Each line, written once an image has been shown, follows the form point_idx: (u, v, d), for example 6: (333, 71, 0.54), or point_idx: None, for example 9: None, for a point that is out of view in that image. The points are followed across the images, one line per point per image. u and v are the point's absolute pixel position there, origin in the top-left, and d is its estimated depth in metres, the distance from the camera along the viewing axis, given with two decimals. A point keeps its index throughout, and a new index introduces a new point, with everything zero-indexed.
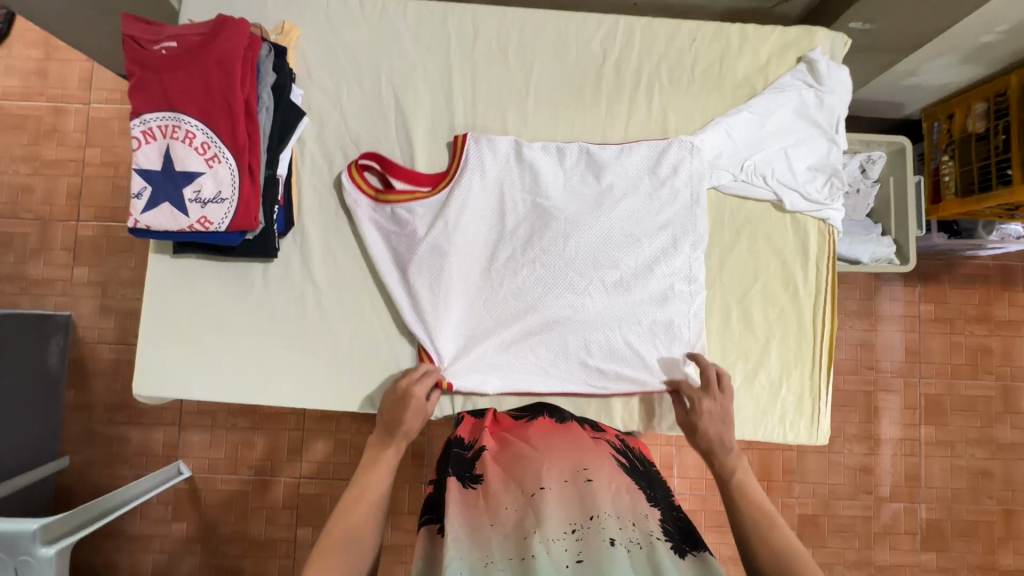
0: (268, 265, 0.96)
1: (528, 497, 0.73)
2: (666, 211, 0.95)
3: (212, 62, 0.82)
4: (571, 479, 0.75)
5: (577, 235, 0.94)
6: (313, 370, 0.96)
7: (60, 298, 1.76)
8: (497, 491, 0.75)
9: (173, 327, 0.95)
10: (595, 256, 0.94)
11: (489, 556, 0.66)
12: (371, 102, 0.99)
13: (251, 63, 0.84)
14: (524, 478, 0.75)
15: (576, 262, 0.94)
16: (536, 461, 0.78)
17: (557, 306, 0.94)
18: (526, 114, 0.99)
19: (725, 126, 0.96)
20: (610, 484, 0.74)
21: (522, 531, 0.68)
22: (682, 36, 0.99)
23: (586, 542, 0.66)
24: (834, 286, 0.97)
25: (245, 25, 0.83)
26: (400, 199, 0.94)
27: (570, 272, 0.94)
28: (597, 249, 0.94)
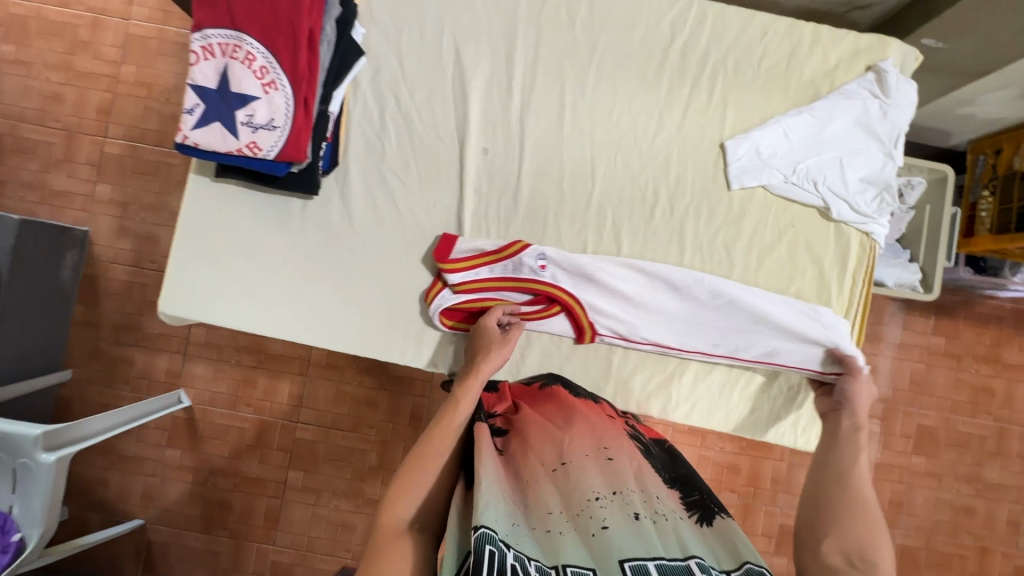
0: (307, 202, 0.95)
1: (548, 471, 0.69)
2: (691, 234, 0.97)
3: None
4: (592, 456, 0.71)
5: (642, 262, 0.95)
6: (337, 314, 0.95)
7: (79, 213, 1.76)
8: (517, 460, 0.72)
9: (204, 251, 0.94)
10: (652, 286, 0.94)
11: (518, 518, 0.62)
12: (430, 52, 0.96)
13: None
14: (545, 452, 0.72)
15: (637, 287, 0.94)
16: (556, 433, 0.75)
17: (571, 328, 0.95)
18: (586, 85, 0.97)
19: (784, 126, 0.95)
20: (632, 462, 0.71)
21: (546, 504, 0.64)
22: (755, 28, 0.97)
23: (611, 510, 0.62)
24: (867, 299, 0.97)
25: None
26: (512, 249, 0.92)
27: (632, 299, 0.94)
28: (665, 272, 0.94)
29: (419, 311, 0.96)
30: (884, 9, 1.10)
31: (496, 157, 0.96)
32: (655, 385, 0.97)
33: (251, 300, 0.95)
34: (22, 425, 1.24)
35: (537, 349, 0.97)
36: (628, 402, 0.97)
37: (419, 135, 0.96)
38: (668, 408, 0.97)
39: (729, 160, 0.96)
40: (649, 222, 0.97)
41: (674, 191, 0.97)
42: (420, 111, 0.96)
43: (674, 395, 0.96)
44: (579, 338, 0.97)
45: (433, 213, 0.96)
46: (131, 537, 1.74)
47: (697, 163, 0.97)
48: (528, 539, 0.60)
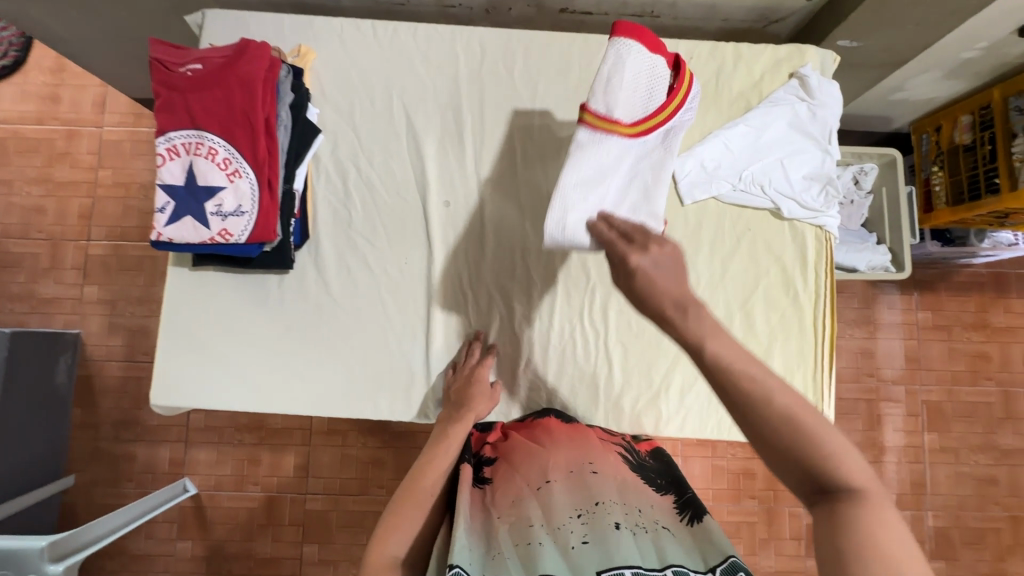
0: (284, 276, 0.98)
1: (533, 490, 0.75)
2: None
3: (235, 83, 0.86)
4: (575, 472, 0.78)
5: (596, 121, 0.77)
6: (325, 380, 0.97)
7: (69, 316, 1.79)
8: (504, 484, 0.78)
9: (190, 340, 0.97)
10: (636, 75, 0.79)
11: (498, 548, 0.67)
12: (383, 119, 1.03)
13: (272, 86, 0.88)
14: (530, 472, 0.78)
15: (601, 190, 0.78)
16: (541, 455, 0.81)
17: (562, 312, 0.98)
18: (532, 129, 1.03)
19: (723, 138, 1.01)
20: (614, 475, 0.78)
21: (527, 518, 0.71)
22: (680, 55, 1.04)
23: (592, 524, 0.70)
24: (834, 288, 0.99)
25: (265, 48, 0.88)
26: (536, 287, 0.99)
27: (625, 156, 0.80)
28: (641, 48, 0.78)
29: (404, 366, 0.98)
30: (798, 20, 1.18)
31: (459, 207, 1.01)
32: (642, 403, 0.98)
33: (240, 378, 0.97)
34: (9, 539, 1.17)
35: (524, 386, 0.98)
36: (620, 423, 0.98)
37: (382, 198, 1.01)
38: (660, 423, 0.98)
39: (677, 177, 1.01)
40: None
41: None
42: (380, 175, 1.01)
43: (663, 410, 0.98)
44: (563, 366, 0.99)
45: (405, 269, 1.00)
46: None
47: None
48: (507, 563, 0.65)
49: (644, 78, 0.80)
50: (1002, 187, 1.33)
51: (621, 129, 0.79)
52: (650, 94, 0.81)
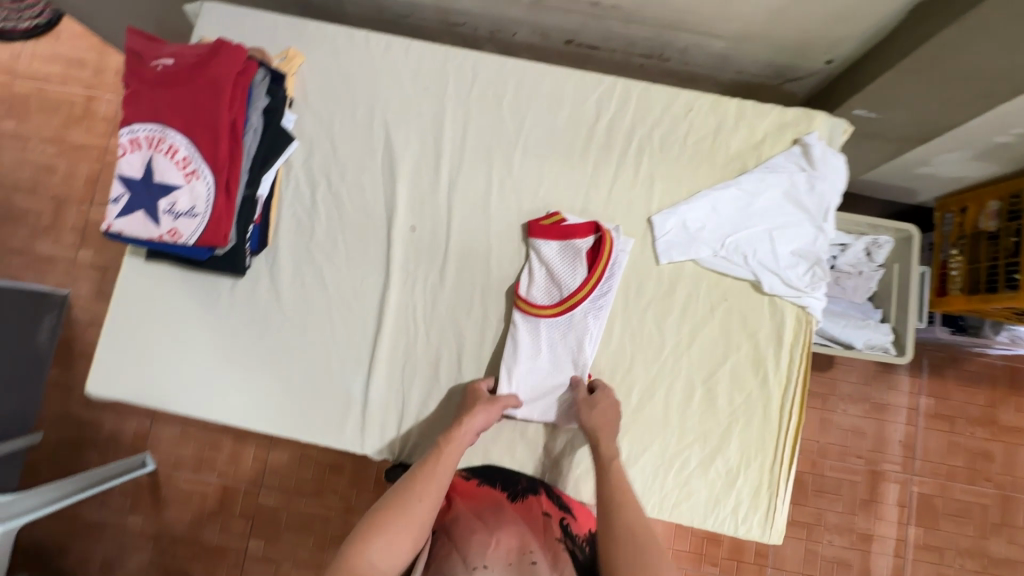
0: (236, 281, 0.96)
1: (468, 574, 0.71)
2: (620, 309, 0.95)
3: (205, 83, 0.84)
4: (515, 560, 0.73)
5: (528, 309, 0.92)
6: (262, 394, 0.94)
7: (61, 276, 1.82)
8: (441, 564, 0.74)
9: (135, 331, 0.96)
10: (556, 259, 0.93)
11: None
12: (361, 134, 1.00)
13: (242, 90, 0.86)
14: (469, 553, 0.74)
15: (529, 361, 0.92)
16: (483, 536, 0.77)
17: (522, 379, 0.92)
18: (511, 163, 0.99)
19: (710, 200, 0.95)
20: (554, 569, 0.74)
21: None
22: (679, 105, 0.99)
23: None
24: (807, 375, 0.92)
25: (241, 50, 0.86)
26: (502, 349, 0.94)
27: (552, 331, 0.92)
28: (551, 244, 0.93)
29: (344, 390, 0.94)
30: (816, 81, 1.11)
31: (425, 232, 0.97)
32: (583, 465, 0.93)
33: (176, 378, 0.95)
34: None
35: None
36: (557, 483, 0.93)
37: (348, 214, 0.98)
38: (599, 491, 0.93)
39: (655, 234, 0.95)
40: None
41: None
42: (350, 191, 0.98)
43: None
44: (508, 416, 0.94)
45: (359, 291, 0.96)
46: None
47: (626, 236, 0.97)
48: None
49: (561, 254, 0.93)
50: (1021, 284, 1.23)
51: (547, 312, 0.92)
52: (572, 268, 0.92)
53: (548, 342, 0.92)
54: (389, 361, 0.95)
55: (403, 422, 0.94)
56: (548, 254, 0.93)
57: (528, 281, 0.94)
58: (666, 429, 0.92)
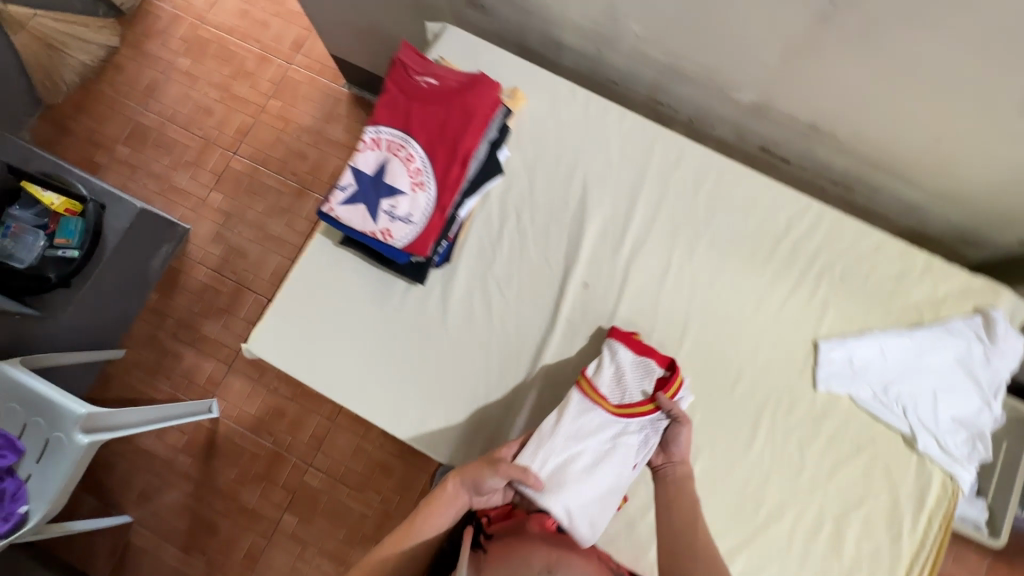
0: (411, 286, 1.00)
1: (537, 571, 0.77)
2: (767, 422, 0.96)
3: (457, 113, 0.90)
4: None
5: (590, 394, 0.90)
6: (405, 400, 0.97)
7: (188, 211, 1.91)
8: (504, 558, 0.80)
9: (306, 306, 1.00)
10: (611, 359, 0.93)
11: None
12: (560, 184, 1.04)
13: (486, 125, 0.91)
14: (537, 556, 0.79)
15: (569, 447, 0.88)
16: (552, 546, 0.82)
17: (553, 470, 0.87)
18: (694, 251, 1.02)
19: (881, 343, 0.96)
20: None
21: None
22: (868, 243, 1.01)
23: None
24: (942, 546, 0.90)
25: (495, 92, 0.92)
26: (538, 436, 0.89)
27: (601, 427, 0.89)
28: (631, 351, 0.93)
29: (482, 421, 0.96)
30: (995, 253, 1.11)
31: (596, 293, 1.01)
32: None
33: (331, 361, 0.99)
34: (54, 389, 1.34)
35: None
36: None
37: (529, 255, 1.02)
38: None
39: (819, 362, 0.96)
40: (726, 395, 0.97)
41: (758, 375, 0.98)
42: (536, 234, 1.02)
43: None
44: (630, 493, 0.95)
45: (521, 330, 0.99)
46: (112, 535, 1.71)
47: (787, 353, 0.98)
48: None
49: (636, 364, 0.92)
50: None
51: (606, 405, 0.90)
52: (638, 381, 0.91)
53: (591, 442, 0.89)
54: (532, 406, 0.96)
55: None
56: (622, 358, 0.92)
57: (597, 369, 0.92)
58: (787, 556, 0.91)
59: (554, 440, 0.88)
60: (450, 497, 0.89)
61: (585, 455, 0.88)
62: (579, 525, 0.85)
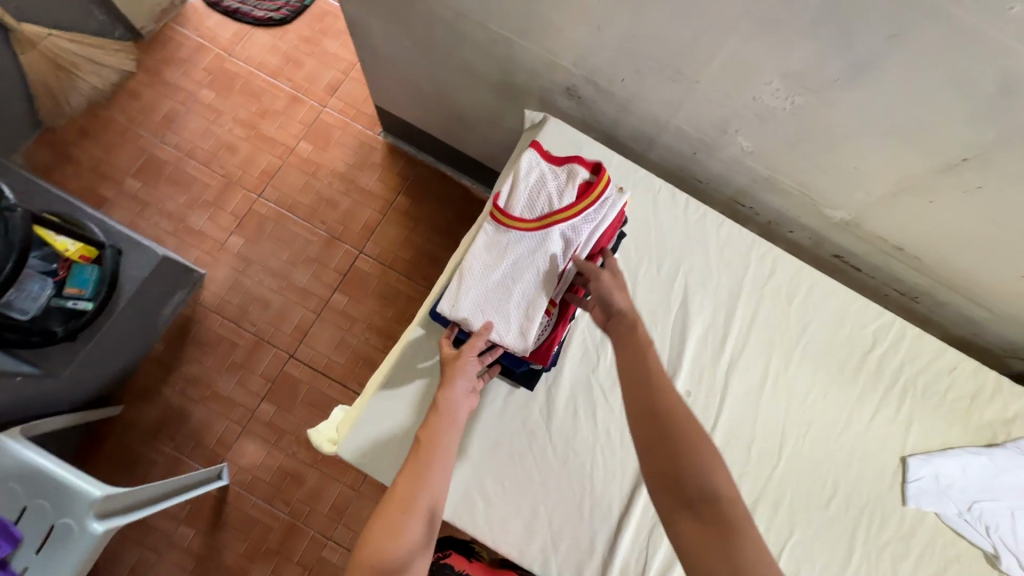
0: (516, 389, 0.97)
1: None
2: (863, 538, 0.97)
3: (567, 176, 0.92)
4: None
5: (503, 219, 0.90)
6: (507, 510, 0.93)
7: (204, 255, 1.78)
8: None
9: (400, 404, 0.97)
10: (553, 180, 0.92)
11: None
12: (662, 287, 1.04)
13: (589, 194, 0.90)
14: None
15: (484, 276, 0.88)
16: None
17: (499, 307, 0.87)
18: (789, 361, 1.04)
19: (963, 460, 1.01)
20: None
21: None
22: (946, 361, 1.06)
23: None
24: None
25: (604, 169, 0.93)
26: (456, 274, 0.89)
27: (520, 244, 0.89)
28: (547, 161, 0.94)
29: (587, 534, 0.93)
30: None
31: (698, 398, 1.00)
32: None
33: None
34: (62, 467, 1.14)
35: None
36: None
37: None
38: None
39: (908, 477, 1.00)
40: (824, 509, 0.98)
41: (851, 487, 1.00)
42: None
43: None
44: None
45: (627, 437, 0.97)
46: None
47: (876, 466, 1.01)
48: None
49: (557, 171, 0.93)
50: None
51: (522, 225, 0.89)
52: (560, 194, 0.91)
53: (509, 261, 0.88)
54: (639, 519, 0.94)
55: None
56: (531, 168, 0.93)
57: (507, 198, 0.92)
58: None
59: (490, 280, 0.88)
60: (458, 374, 0.81)
61: (526, 282, 0.88)
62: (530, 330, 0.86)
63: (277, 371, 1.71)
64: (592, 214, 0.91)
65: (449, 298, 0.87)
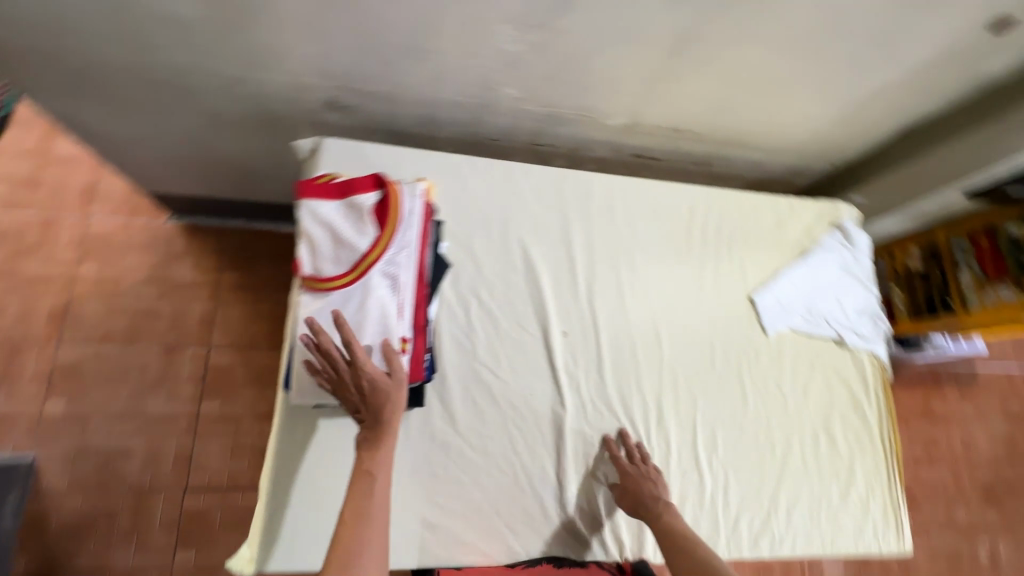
0: (410, 412, 0.94)
1: None
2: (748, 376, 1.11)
3: (356, 212, 0.86)
4: None
5: (317, 284, 0.84)
6: (453, 523, 0.92)
7: (22, 438, 1.45)
8: None
9: (301, 488, 0.89)
10: (345, 220, 0.85)
11: None
12: (500, 252, 1.07)
13: (389, 221, 0.85)
14: None
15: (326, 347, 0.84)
16: None
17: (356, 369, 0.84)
18: (634, 264, 1.13)
19: (789, 278, 1.18)
20: None
21: None
22: (747, 204, 1.23)
23: None
24: (891, 407, 1.15)
25: (390, 185, 0.87)
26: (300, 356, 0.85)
27: (346, 299, 0.84)
28: (329, 204, 0.86)
29: (536, 503, 0.95)
30: (815, 175, 1.42)
31: (575, 334, 1.05)
32: (758, 523, 1.03)
33: None
34: None
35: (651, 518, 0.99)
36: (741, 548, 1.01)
37: (505, 328, 1.02)
38: (777, 544, 1.02)
39: (761, 312, 1.15)
40: (713, 371, 1.10)
41: (725, 342, 1.12)
42: (502, 306, 1.04)
43: (777, 532, 1.03)
44: (683, 493, 1.02)
45: (530, 400, 1.00)
46: None
47: (735, 315, 1.14)
48: None
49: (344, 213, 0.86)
50: (956, 305, 1.67)
51: (338, 283, 0.84)
52: (359, 235, 0.85)
53: (344, 321, 0.84)
54: (572, 463, 0.98)
55: (599, 516, 0.97)
56: (316, 222, 0.85)
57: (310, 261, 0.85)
58: (809, 473, 1.08)
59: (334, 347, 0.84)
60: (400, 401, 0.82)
61: (373, 325, 0.84)
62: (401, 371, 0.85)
63: (175, 517, 1.46)
64: (404, 237, 0.87)
65: (305, 383, 0.82)
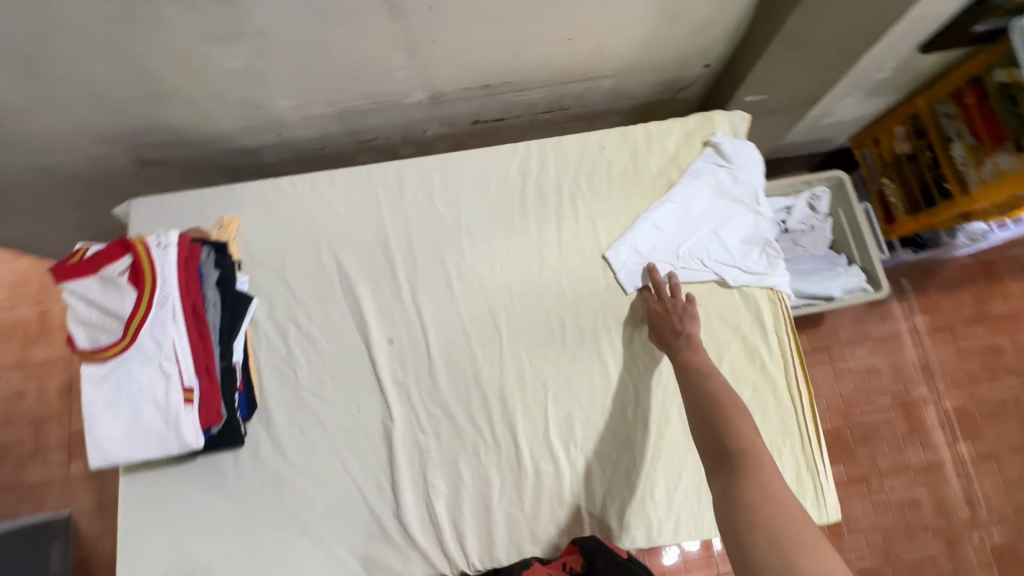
0: (238, 452, 0.96)
1: None
2: (607, 349, 0.98)
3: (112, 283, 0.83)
4: None
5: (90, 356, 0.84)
6: (296, 552, 0.93)
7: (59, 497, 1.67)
8: None
9: (154, 540, 0.94)
10: (102, 294, 0.83)
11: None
12: (314, 271, 1.03)
13: (142, 281, 0.83)
14: None
15: (112, 415, 0.84)
16: None
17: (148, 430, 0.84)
18: (461, 248, 1.03)
19: (651, 222, 1.00)
20: None
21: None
22: (593, 146, 1.05)
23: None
24: (798, 350, 0.97)
25: (136, 245, 0.84)
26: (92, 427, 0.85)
27: (122, 365, 0.84)
28: (83, 280, 0.83)
29: (373, 520, 0.94)
30: (703, 83, 1.18)
31: (401, 339, 0.99)
32: (631, 508, 0.93)
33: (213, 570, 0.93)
34: None
35: (502, 521, 0.93)
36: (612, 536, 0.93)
37: (327, 349, 0.99)
38: (654, 534, 0.93)
39: (615, 268, 0.99)
40: (565, 348, 0.98)
41: (577, 311, 0.99)
42: (321, 327, 1.00)
43: (655, 518, 0.93)
44: (540, 490, 0.94)
45: (360, 418, 0.97)
46: None
47: (587, 279, 1.00)
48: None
49: (100, 286, 0.83)
50: (953, 191, 1.32)
51: (109, 352, 0.83)
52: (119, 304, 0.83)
53: (124, 387, 0.84)
54: (410, 475, 0.95)
55: (443, 526, 0.93)
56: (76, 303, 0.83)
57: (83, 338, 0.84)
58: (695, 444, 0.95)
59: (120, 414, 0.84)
60: None
61: (153, 382, 0.84)
62: (185, 427, 0.84)
63: None
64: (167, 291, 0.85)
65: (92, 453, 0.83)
